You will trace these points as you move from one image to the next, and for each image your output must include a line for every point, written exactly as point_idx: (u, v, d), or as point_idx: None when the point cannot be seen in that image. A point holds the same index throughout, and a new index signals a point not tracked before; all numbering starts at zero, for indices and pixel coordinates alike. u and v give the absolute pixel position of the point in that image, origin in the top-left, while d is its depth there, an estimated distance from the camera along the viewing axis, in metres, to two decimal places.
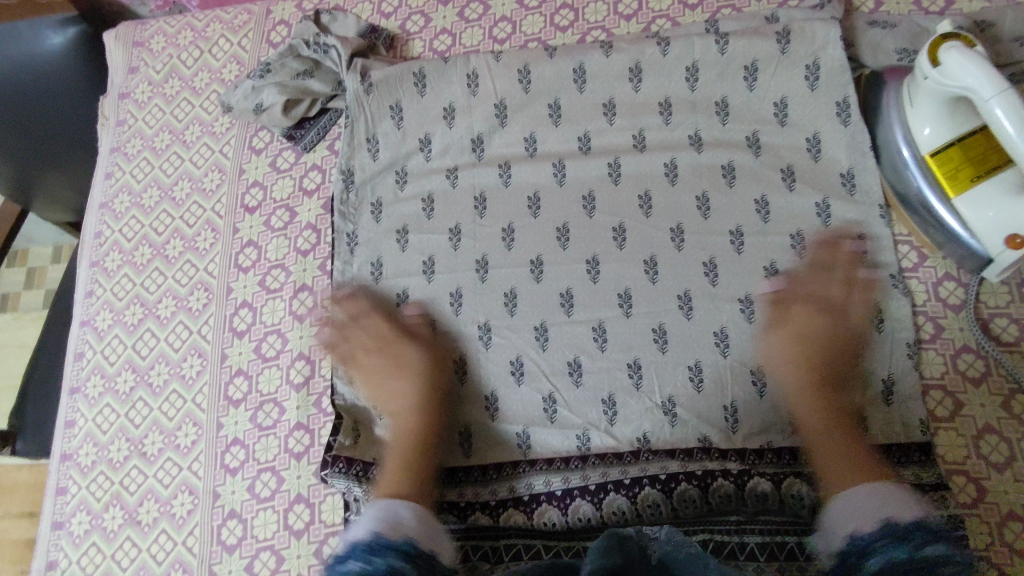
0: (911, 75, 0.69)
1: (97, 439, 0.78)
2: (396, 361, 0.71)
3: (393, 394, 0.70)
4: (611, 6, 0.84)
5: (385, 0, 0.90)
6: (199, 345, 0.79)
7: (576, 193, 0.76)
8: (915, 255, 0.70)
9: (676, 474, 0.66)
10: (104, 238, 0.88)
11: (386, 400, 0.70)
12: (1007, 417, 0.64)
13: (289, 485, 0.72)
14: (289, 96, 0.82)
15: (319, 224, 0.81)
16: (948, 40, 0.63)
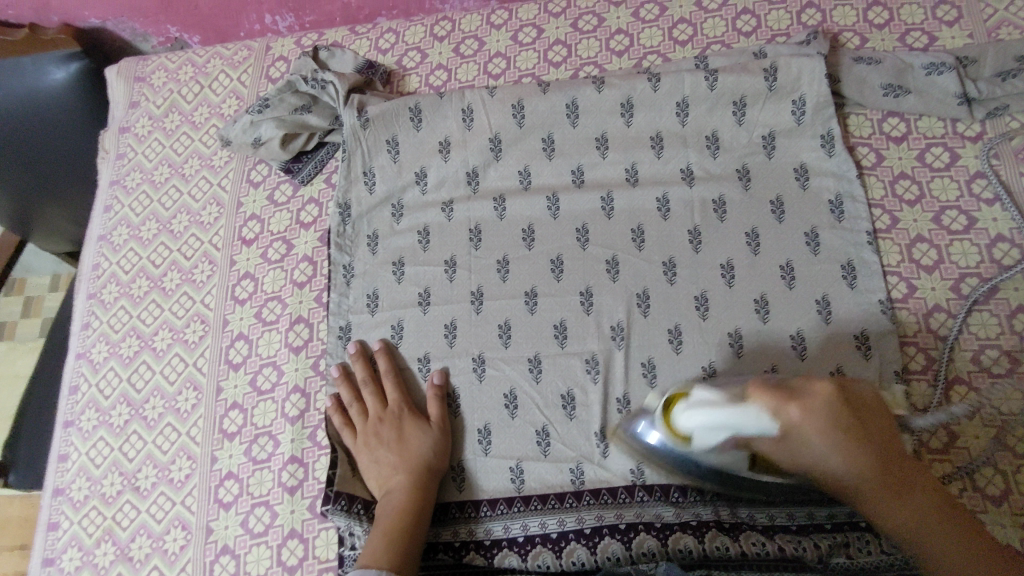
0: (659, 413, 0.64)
1: (90, 473, 0.78)
2: (370, 425, 0.71)
3: (380, 461, 0.69)
4: (603, 42, 0.86)
5: (382, 37, 0.92)
6: (194, 378, 0.79)
7: (568, 225, 0.76)
8: (904, 285, 0.70)
9: (671, 522, 0.65)
10: (101, 270, 0.88)
11: (365, 462, 0.70)
12: (1003, 450, 0.64)
13: (283, 520, 0.71)
14: (287, 130, 0.83)
15: (316, 257, 0.82)
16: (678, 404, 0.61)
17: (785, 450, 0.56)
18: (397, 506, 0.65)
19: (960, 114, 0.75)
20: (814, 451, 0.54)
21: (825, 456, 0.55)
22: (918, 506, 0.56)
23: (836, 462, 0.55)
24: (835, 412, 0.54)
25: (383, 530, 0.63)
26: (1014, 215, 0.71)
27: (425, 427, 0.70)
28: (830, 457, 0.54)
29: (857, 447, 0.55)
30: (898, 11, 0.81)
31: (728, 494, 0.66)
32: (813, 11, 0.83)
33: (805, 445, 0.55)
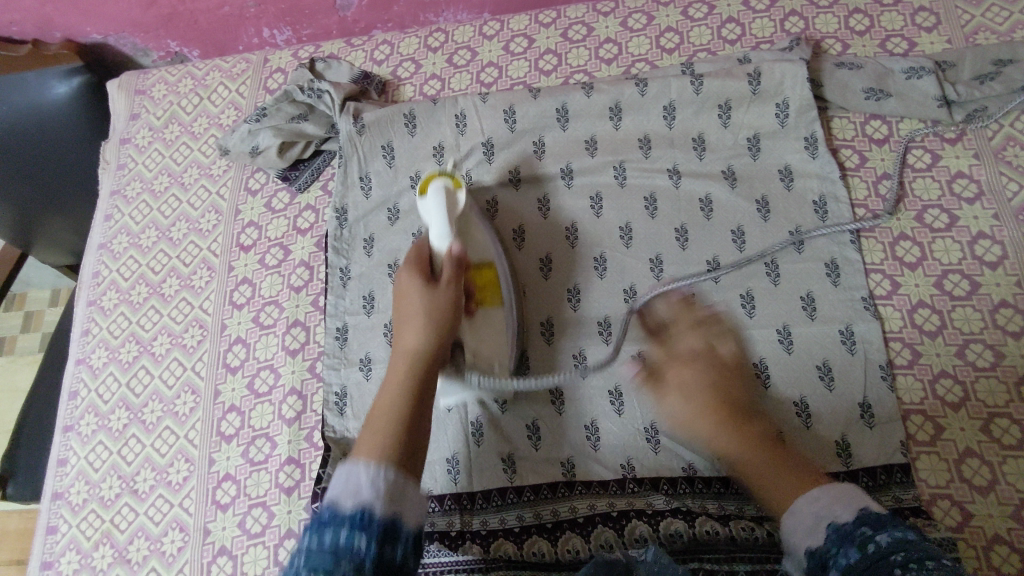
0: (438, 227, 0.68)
1: (89, 477, 0.79)
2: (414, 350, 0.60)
3: (406, 324, 0.62)
4: (592, 51, 0.89)
5: (377, 48, 0.95)
6: (192, 382, 0.80)
7: (559, 224, 0.78)
8: (888, 283, 0.72)
9: (662, 508, 0.66)
10: (101, 278, 0.90)
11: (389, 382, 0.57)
12: (990, 442, 0.64)
13: (280, 520, 0.72)
14: (284, 138, 0.85)
15: (312, 262, 0.83)
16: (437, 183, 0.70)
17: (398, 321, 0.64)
18: (409, 372, 0.58)
19: (941, 116, 0.77)
20: (414, 312, 0.62)
21: (409, 338, 0.61)
22: (765, 459, 0.57)
23: (423, 326, 0.61)
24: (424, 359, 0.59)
25: (393, 385, 0.57)
26: (994, 213, 0.73)
27: (432, 287, 0.64)
28: (417, 297, 0.63)
29: (446, 314, 0.62)
30: (878, 18, 0.84)
31: (719, 487, 0.67)
32: (796, 19, 0.85)
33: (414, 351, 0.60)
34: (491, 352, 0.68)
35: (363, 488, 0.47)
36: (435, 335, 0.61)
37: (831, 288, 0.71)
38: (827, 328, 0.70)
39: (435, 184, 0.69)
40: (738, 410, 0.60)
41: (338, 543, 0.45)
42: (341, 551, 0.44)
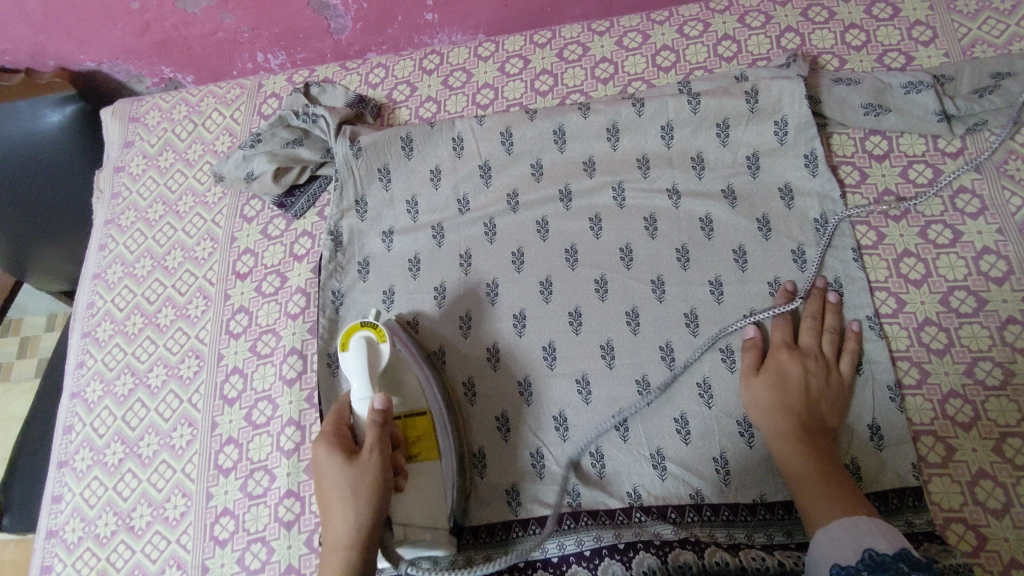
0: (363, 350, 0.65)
1: (84, 513, 0.77)
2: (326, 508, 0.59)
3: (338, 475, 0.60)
4: (588, 70, 0.88)
5: (372, 71, 0.94)
6: (189, 414, 0.79)
7: (558, 246, 0.77)
8: (893, 300, 0.71)
9: (670, 538, 0.64)
10: (96, 308, 0.89)
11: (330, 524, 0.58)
12: (1001, 462, 0.63)
13: (280, 556, 0.70)
14: (279, 164, 0.84)
15: (309, 288, 0.82)
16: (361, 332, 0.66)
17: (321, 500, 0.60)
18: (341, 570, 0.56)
19: (941, 130, 0.76)
20: (337, 501, 0.58)
21: (337, 523, 0.58)
22: (814, 473, 0.60)
23: (352, 509, 0.58)
24: (353, 486, 0.58)
25: None
26: (998, 228, 0.72)
27: (349, 463, 0.59)
28: (338, 476, 0.59)
29: (372, 496, 0.58)
30: (874, 33, 0.83)
31: (727, 514, 0.66)
32: (791, 35, 0.85)
33: (329, 509, 0.59)
34: (423, 519, 0.66)
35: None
36: (361, 527, 0.58)
37: (803, 319, 0.70)
38: (806, 360, 0.67)
39: (359, 341, 0.66)
40: (815, 424, 0.64)
41: None
42: None
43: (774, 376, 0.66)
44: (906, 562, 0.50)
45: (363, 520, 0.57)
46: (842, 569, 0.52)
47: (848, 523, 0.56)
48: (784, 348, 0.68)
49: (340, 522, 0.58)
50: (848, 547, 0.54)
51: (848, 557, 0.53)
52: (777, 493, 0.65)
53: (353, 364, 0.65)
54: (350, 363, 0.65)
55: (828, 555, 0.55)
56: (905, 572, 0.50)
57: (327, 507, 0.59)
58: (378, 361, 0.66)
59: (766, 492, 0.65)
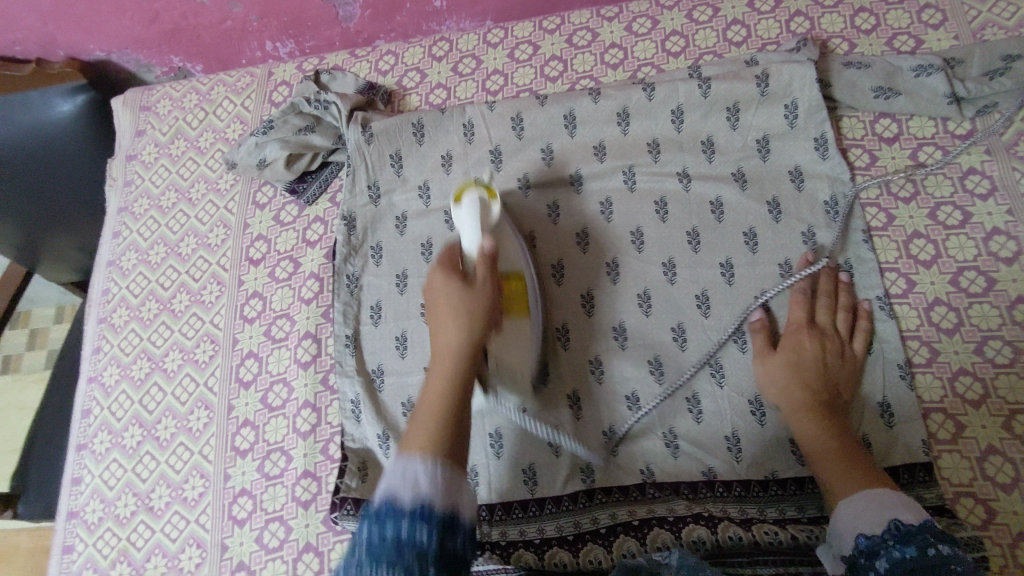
0: (477, 205, 0.66)
1: (104, 495, 0.78)
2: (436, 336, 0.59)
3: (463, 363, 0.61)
4: (598, 56, 0.89)
5: (382, 59, 0.95)
6: (205, 397, 0.80)
7: (570, 230, 0.78)
8: (903, 281, 0.72)
9: (683, 514, 0.66)
10: (111, 295, 0.90)
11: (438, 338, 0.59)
12: (1011, 438, 0.64)
13: (298, 534, 0.71)
14: (291, 150, 0.85)
15: (323, 273, 0.83)
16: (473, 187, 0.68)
17: (431, 315, 0.61)
18: (452, 374, 0.55)
19: (951, 113, 0.76)
20: (453, 313, 0.59)
21: (447, 336, 0.58)
22: (834, 450, 0.61)
23: (462, 320, 0.58)
24: (461, 296, 0.60)
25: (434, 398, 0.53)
26: (1008, 208, 0.72)
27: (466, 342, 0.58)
28: (454, 296, 0.60)
29: (483, 320, 0.59)
30: (883, 17, 0.84)
31: (740, 490, 0.66)
32: (801, 20, 0.85)
33: (439, 318, 0.60)
34: (520, 357, 0.68)
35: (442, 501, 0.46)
36: (473, 339, 0.58)
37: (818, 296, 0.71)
38: (824, 337, 0.68)
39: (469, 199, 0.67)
40: (832, 402, 0.64)
41: (399, 533, 0.42)
42: (404, 542, 0.42)
43: (789, 355, 0.67)
44: (932, 532, 0.51)
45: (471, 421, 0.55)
46: (868, 540, 0.53)
47: (873, 501, 0.56)
48: (804, 326, 0.69)
49: (453, 339, 0.57)
50: (870, 520, 0.55)
51: (874, 527, 0.54)
52: (789, 470, 0.66)
53: (461, 216, 0.67)
54: (466, 207, 0.66)
55: (851, 527, 0.56)
56: (934, 543, 0.50)
57: (438, 321, 0.60)
58: (490, 216, 0.66)
59: (778, 469, 0.66)
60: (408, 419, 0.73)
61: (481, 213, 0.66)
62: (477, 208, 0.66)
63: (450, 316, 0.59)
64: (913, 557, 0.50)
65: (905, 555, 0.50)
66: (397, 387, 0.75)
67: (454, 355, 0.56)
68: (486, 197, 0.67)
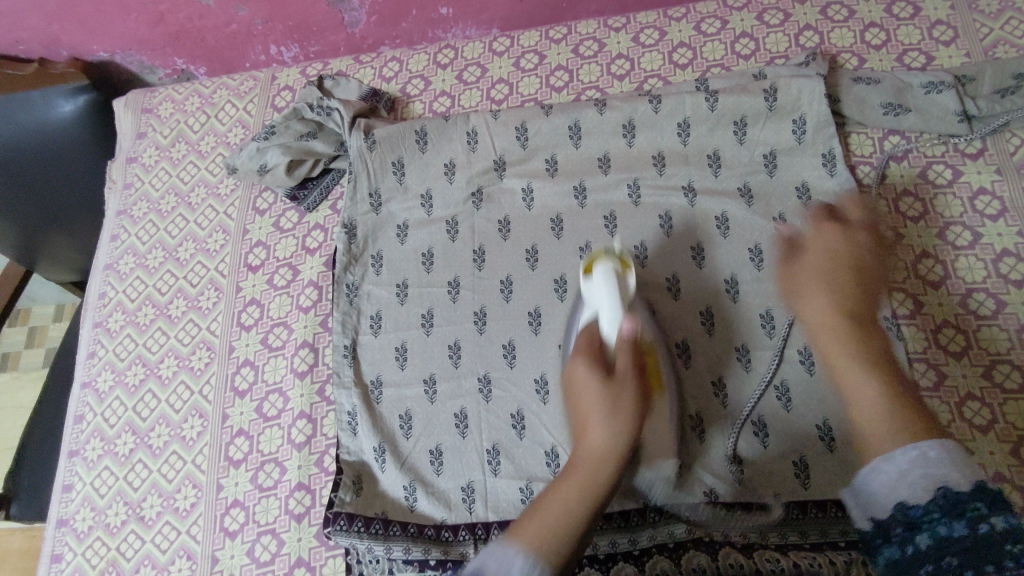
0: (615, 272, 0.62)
1: (95, 503, 0.77)
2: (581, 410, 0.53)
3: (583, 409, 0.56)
4: (604, 67, 0.88)
5: (386, 65, 0.94)
6: (199, 405, 0.79)
7: (573, 244, 0.77)
8: (911, 302, 0.70)
9: (684, 539, 0.65)
10: (108, 299, 0.89)
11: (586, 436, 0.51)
12: (1019, 466, 0.63)
13: (290, 548, 0.70)
14: (293, 156, 0.84)
15: (321, 281, 0.82)
16: (604, 259, 0.64)
17: (574, 409, 0.54)
18: (598, 476, 0.49)
19: (961, 131, 0.75)
20: (593, 406, 0.52)
21: (597, 432, 0.51)
22: (864, 376, 0.56)
23: (608, 417, 0.51)
24: (603, 392, 0.53)
25: (557, 512, 0.47)
26: (1019, 230, 0.71)
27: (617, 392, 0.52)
28: (593, 383, 0.53)
29: (631, 407, 0.52)
30: (894, 32, 0.83)
31: (742, 514, 0.64)
32: (810, 33, 0.84)
33: (587, 421, 0.52)
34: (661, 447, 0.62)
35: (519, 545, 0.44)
36: (626, 425, 0.51)
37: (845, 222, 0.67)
38: (838, 245, 0.64)
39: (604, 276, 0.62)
40: (865, 323, 0.61)
41: None
42: None
43: (818, 281, 0.64)
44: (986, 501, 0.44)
45: (627, 435, 0.51)
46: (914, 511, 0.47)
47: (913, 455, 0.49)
48: (830, 230, 0.65)
49: (603, 418, 0.51)
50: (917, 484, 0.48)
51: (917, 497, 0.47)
52: (794, 495, 0.64)
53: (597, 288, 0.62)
54: (598, 279, 0.62)
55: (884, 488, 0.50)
56: (985, 517, 0.43)
57: (589, 410, 0.52)
58: (627, 287, 0.62)
59: (782, 493, 0.64)
60: (405, 433, 0.72)
61: (618, 286, 0.61)
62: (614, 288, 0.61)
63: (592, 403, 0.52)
64: (963, 537, 0.43)
65: (952, 533, 0.44)
66: (394, 400, 0.74)
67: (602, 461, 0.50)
68: (618, 268, 0.63)
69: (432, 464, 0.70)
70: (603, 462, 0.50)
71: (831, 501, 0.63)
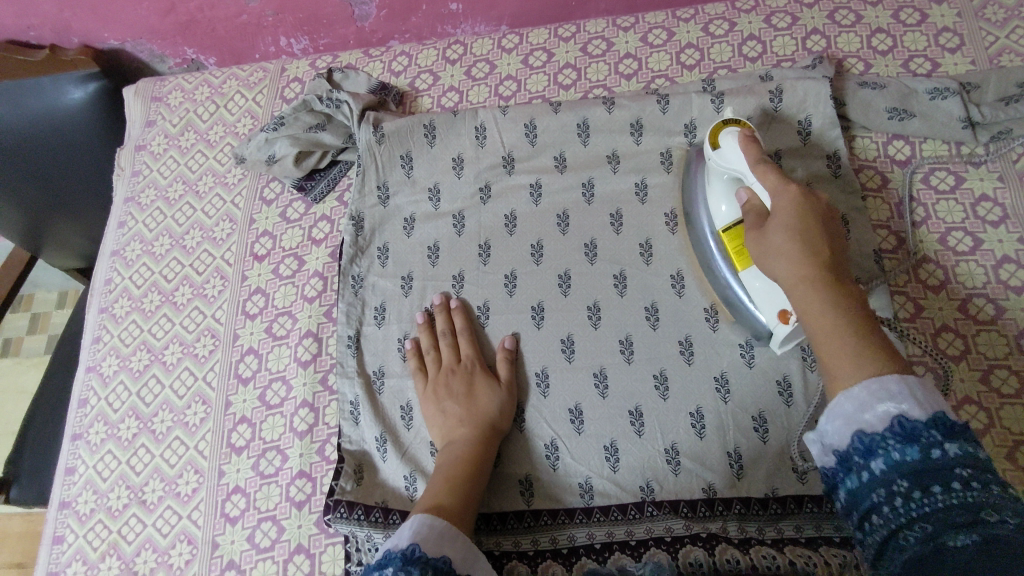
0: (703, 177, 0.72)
1: (96, 487, 0.78)
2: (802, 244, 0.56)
3: (445, 414, 0.70)
4: (612, 66, 0.88)
5: (396, 59, 0.95)
6: (203, 392, 0.80)
7: (577, 240, 0.77)
8: (911, 305, 0.71)
9: (681, 534, 0.65)
10: (114, 285, 0.89)
11: (778, 265, 0.57)
12: (1014, 470, 0.63)
13: (290, 535, 0.71)
14: (301, 148, 0.85)
15: (326, 272, 0.82)
16: (728, 127, 0.68)
17: (757, 252, 0.60)
18: (827, 308, 0.52)
19: (965, 138, 0.76)
20: (782, 250, 0.57)
21: (780, 269, 0.57)
22: (814, 294, 0.53)
23: (788, 217, 0.58)
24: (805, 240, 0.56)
25: (813, 295, 0.53)
26: (1019, 236, 0.72)
27: (494, 387, 0.71)
28: (780, 190, 0.60)
29: (815, 217, 0.58)
30: (900, 38, 0.83)
31: (740, 509, 0.66)
32: (817, 37, 0.85)
33: (783, 255, 0.56)
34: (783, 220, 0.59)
35: (436, 536, 0.56)
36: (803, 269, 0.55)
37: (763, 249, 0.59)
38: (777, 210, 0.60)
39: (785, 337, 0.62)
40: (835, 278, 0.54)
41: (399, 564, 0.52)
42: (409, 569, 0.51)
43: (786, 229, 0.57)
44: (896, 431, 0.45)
45: (777, 262, 0.57)
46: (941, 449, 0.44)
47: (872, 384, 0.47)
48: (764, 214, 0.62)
49: (820, 300, 0.53)
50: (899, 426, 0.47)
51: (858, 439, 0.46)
52: (789, 488, 0.65)
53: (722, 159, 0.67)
54: (728, 149, 0.66)
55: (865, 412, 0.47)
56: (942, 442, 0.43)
57: (766, 254, 0.58)
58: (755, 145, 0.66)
59: (779, 489, 0.65)
60: (407, 424, 0.73)
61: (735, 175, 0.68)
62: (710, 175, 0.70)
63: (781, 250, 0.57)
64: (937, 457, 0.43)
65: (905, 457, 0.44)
66: (397, 390, 0.75)
67: (798, 281, 0.54)
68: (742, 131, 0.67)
69: (432, 455, 0.71)
70: (807, 280, 0.54)
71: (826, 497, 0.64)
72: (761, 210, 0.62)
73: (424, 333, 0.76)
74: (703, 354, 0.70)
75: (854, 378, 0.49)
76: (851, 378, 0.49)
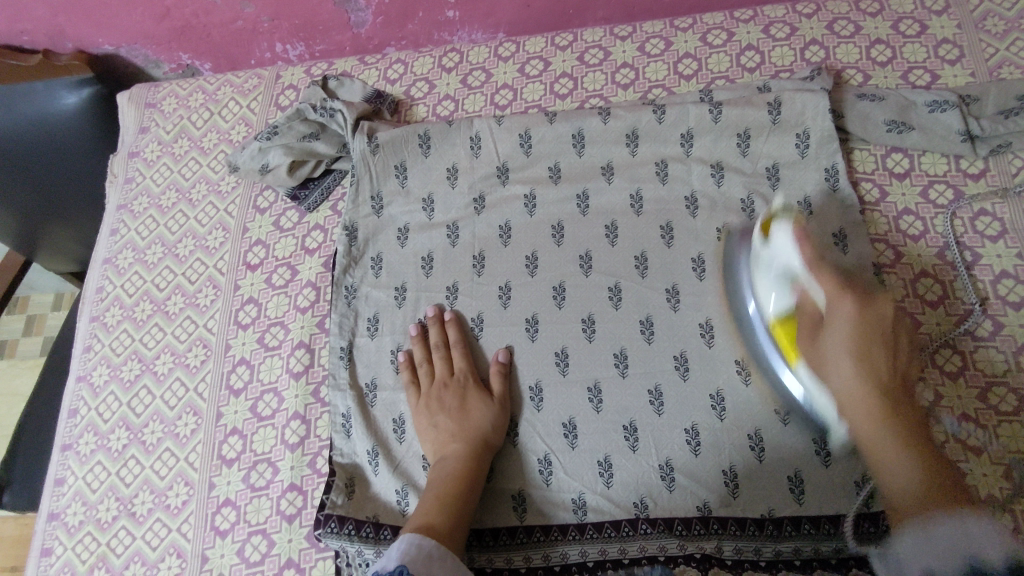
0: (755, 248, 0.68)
1: (86, 498, 0.77)
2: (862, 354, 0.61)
3: (438, 428, 0.70)
4: (609, 75, 0.88)
5: (391, 67, 0.94)
6: (194, 403, 0.79)
7: (572, 252, 0.77)
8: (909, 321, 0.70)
9: (675, 553, 0.65)
10: (105, 293, 0.89)
11: (834, 380, 0.62)
12: (1012, 488, 0.63)
13: (280, 549, 0.70)
14: (294, 157, 0.84)
15: (319, 282, 0.82)
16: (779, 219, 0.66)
17: (813, 361, 0.62)
18: (874, 411, 0.59)
19: (964, 151, 0.75)
20: (835, 359, 0.61)
21: (841, 386, 0.61)
22: (892, 440, 0.58)
23: (846, 370, 0.61)
24: (857, 334, 0.61)
25: (896, 444, 0.58)
26: (1017, 252, 0.71)
27: (488, 401, 0.70)
28: (850, 314, 0.61)
29: (881, 335, 0.62)
30: (899, 49, 0.83)
31: (735, 529, 0.65)
32: (816, 48, 0.84)
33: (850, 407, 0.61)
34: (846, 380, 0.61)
35: (424, 558, 0.55)
36: (857, 376, 0.61)
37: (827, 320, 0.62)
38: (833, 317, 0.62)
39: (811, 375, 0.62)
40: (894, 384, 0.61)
41: None
42: None
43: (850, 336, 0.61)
44: None
45: (841, 385, 0.61)
46: None
47: None
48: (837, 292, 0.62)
49: (889, 441, 0.58)
50: None
51: None
52: (786, 508, 0.65)
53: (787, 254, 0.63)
54: (781, 240, 0.64)
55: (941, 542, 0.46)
56: None
57: (824, 358, 0.62)
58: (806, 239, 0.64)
59: (775, 507, 0.65)
60: (399, 437, 0.72)
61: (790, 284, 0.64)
62: (756, 262, 0.68)
63: (848, 401, 0.61)
64: None
65: None
66: (389, 403, 0.74)
67: (862, 398, 0.60)
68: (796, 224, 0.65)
69: (425, 469, 0.70)
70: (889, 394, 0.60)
71: (823, 515, 0.64)
72: (813, 318, 0.63)
73: (417, 345, 0.75)
74: (699, 368, 0.70)
75: (894, 484, 0.57)
76: (901, 473, 0.56)
